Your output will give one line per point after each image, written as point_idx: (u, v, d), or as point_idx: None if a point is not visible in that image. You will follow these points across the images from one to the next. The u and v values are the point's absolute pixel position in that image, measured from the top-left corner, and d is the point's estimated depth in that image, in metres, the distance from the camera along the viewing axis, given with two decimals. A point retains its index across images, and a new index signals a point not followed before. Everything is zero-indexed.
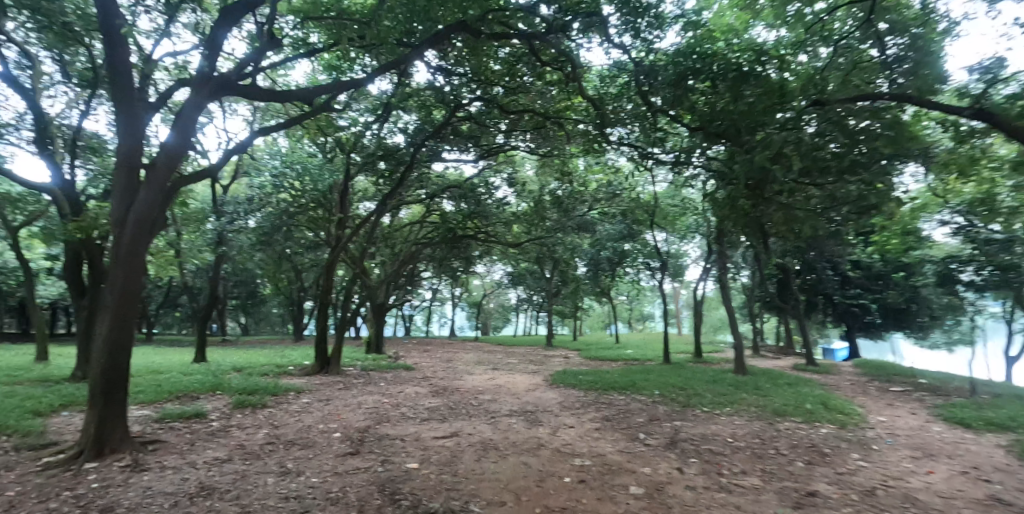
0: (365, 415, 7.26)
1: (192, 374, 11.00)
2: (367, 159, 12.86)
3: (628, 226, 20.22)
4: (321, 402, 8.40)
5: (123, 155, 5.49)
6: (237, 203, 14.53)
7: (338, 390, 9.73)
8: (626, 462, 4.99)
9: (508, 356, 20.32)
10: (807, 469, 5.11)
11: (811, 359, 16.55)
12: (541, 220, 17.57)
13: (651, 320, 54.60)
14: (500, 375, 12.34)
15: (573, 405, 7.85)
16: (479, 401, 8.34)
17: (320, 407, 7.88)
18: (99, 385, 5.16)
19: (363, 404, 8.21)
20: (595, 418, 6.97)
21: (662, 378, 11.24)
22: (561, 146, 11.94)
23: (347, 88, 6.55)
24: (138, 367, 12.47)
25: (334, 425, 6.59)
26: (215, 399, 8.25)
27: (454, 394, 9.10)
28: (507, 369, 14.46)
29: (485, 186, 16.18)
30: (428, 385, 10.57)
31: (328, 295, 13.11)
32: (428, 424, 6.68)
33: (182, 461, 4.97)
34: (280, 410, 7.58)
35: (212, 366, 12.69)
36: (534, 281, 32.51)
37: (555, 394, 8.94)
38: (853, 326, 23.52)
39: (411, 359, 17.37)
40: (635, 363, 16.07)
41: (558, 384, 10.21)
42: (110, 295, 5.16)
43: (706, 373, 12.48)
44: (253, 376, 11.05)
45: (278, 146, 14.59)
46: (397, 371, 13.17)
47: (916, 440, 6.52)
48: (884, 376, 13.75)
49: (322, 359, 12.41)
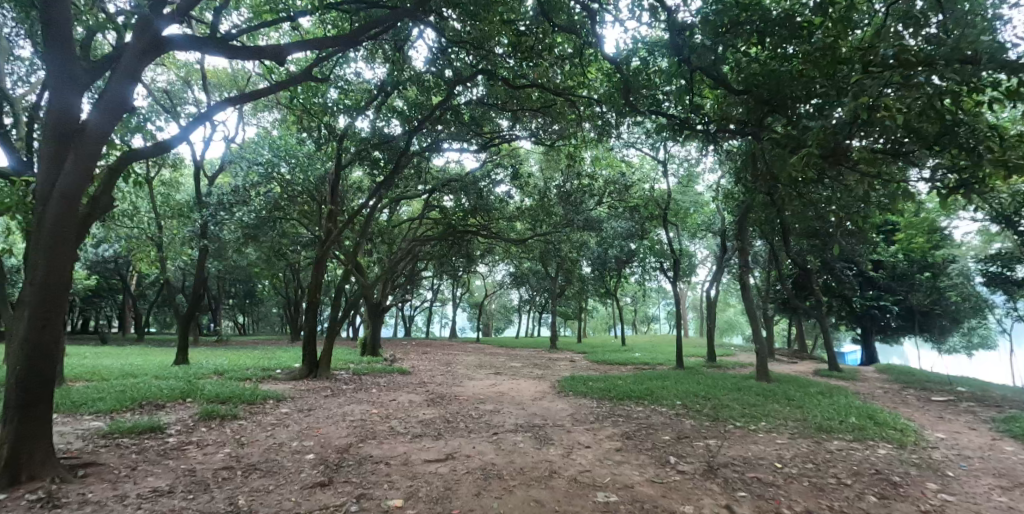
0: (349, 430, 6.30)
1: (165, 378, 10.05)
2: (361, 148, 11.88)
3: (638, 223, 19.25)
4: (301, 412, 7.44)
5: (52, 121, 4.55)
6: (220, 195, 13.54)
7: (323, 398, 8.78)
8: (661, 498, 4.02)
9: (511, 359, 19.36)
10: (883, 507, 4.14)
11: (834, 364, 15.53)
12: (546, 216, 16.52)
13: (656, 321, 53.65)
14: (504, 381, 11.36)
15: (587, 419, 6.88)
16: (480, 412, 7.37)
17: (298, 420, 6.92)
18: (15, 396, 4.19)
19: (348, 415, 7.25)
20: (613, 436, 5.99)
21: (680, 385, 10.23)
22: (568, 131, 10.93)
23: (329, 45, 5.62)
24: (112, 370, 11.53)
25: (309, 444, 5.63)
26: (180, 408, 7.30)
27: (452, 404, 8.14)
28: (510, 373, 13.50)
29: (486, 179, 15.12)
30: (423, 392, 9.63)
31: (318, 294, 12.13)
32: (420, 442, 5.72)
33: (111, 494, 4.04)
34: (253, 423, 6.63)
35: (193, 370, 11.73)
36: (538, 281, 31.59)
37: (566, 404, 7.97)
38: (871, 329, 22.42)
39: (409, 362, 16.39)
40: (647, 367, 15.05)
41: (568, 392, 9.25)
42: (30, 288, 4.21)
43: (726, 379, 11.50)
44: (232, 381, 10.09)
45: (267, 136, 13.67)
46: (392, 376, 12.20)
47: (996, 464, 5.53)
48: (916, 383, 12.74)
49: (311, 362, 11.51)
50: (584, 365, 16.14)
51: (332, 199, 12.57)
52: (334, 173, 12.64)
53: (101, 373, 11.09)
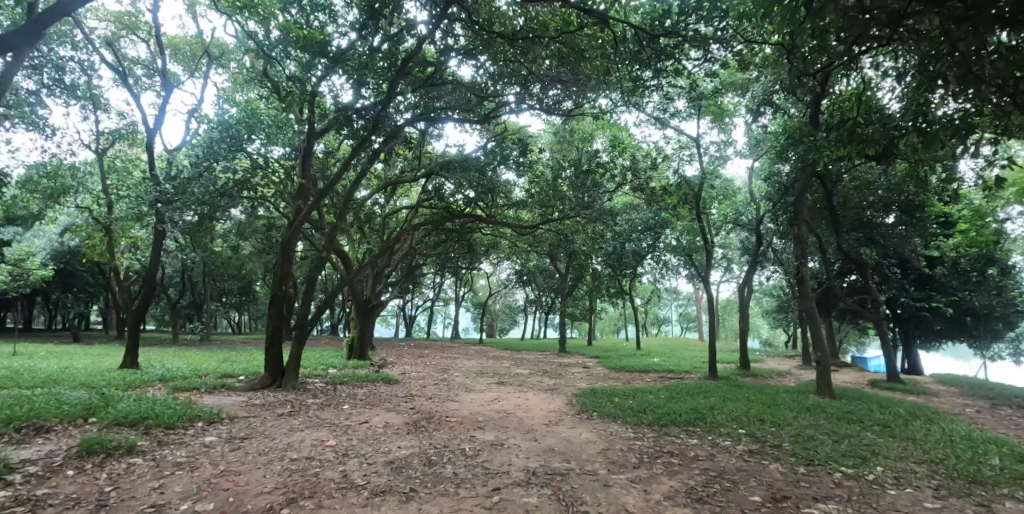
0: (284, 478, 4.29)
1: (85, 388, 8.04)
2: (337, 116, 9.75)
3: (659, 215, 17.24)
4: (229, 441, 5.43)
5: None
6: (177, 168, 11.50)
7: (274, 418, 6.78)
8: None
9: (517, 365, 17.20)
10: None
11: (893, 375, 13.31)
12: (559, 202, 14.36)
13: (667, 323, 51.31)
14: (508, 395, 9.25)
15: (625, 461, 4.84)
16: (474, 446, 5.30)
17: (218, 457, 4.92)
18: None
19: (293, 448, 5.20)
20: (675, 496, 3.93)
21: (732, 403, 8.11)
22: (590, 74, 8.77)
23: None
24: (37, 375, 9.58)
25: (205, 510, 3.62)
26: (62, 438, 5.34)
27: (438, 430, 6.06)
28: (515, 384, 11.42)
29: (488, 158, 12.84)
30: (407, 409, 7.60)
31: (283, 286, 9.75)
32: (380, 505, 3.70)
33: None
34: (147, 467, 4.64)
35: (134, 375, 9.79)
36: (546, 279, 29.49)
37: (591, 434, 5.87)
38: (915, 337, 19.94)
39: (400, 368, 14.29)
40: (674, 377, 13.01)
41: (590, 413, 7.17)
42: None
43: (782, 395, 9.37)
44: (167, 393, 8.04)
45: (240, 108, 11.84)
46: (373, 386, 10.18)
47: None
48: (1006, 400, 10.51)
49: (275, 369, 9.56)
50: (600, 374, 13.99)
51: (303, 174, 10.31)
52: (305, 144, 10.41)
53: (21, 377, 9.13)
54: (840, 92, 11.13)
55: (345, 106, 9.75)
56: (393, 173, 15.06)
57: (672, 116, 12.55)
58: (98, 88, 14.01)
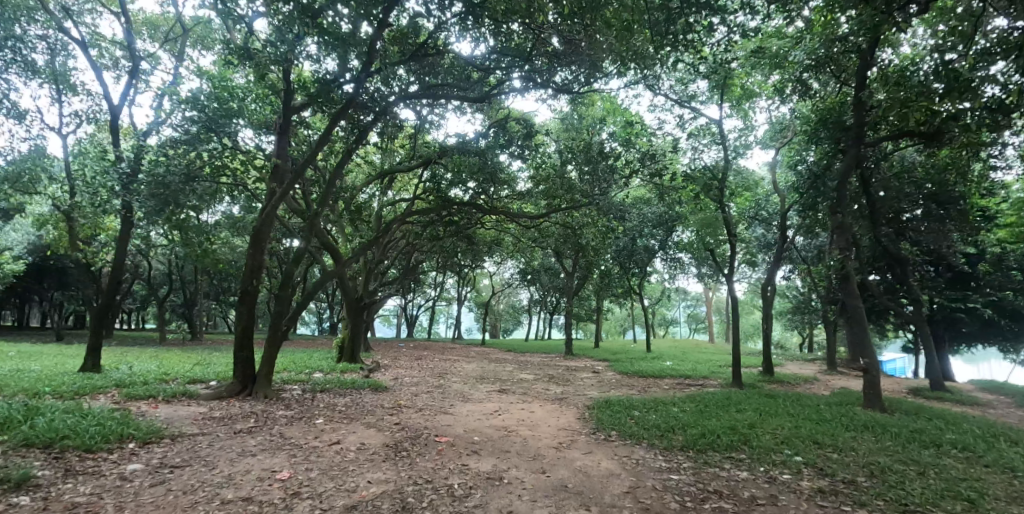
0: None
1: (17, 396, 6.91)
2: (316, 90, 8.51)
3: (673, 208, 16.05)
4: (154, 473, 4.29)
5: None
6: (141, 149, 10.38)
7: (228, 436, 5.67)
8: None
9: (521, 369, 15.90)
10: None
11: (934, 383, 12.08)
12: (565, 195, 13.13)
13: (675, 324, 50.03)
14: (510, 407, 8.07)
15: (661, 507, 3.66)
16: (466, 481, 4.14)
17: (128, 497, 3.77)
18: None
19: (233, 483, 4.05)
20: None
21: (774, 418, 6.90)
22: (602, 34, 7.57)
23: None
24: None
25: None
26: None
27: (423, 457, 4.89)
28: (518, 391, 10.28)
29: (489, 144, 11.70)
30: (390, 425, 6.45)
31: (255, 279, 8.61)
32: None
33: None
34: (29, 510, 3.50)
35: (88, 380, 8.68)
36: (551, 279, 28.33)
37: (613, 464, 4.69)
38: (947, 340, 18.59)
39: (394, 372, 13.14)
40: (693, 384, 11.91)
41: (606, 433, 5.98)
42: None
43: (826, 408, 8.15)
44: (112, 403, 6.92)
45: (215, 83, 10.66)
46: (358, 395, 9.06)
47: None
48: None
49: (245, 375, 8.49)
50: (611, 380, 12.82)
51: (279, 153, 9.16)
52: (281, 119, 9.21)
53: None
54: (886, 65, 9.82)
55: (325, 76, 8.51)
56: (387, 162, 13.89)
57: (690, 97, 11.34)
58: (66, 70, 12.85)
